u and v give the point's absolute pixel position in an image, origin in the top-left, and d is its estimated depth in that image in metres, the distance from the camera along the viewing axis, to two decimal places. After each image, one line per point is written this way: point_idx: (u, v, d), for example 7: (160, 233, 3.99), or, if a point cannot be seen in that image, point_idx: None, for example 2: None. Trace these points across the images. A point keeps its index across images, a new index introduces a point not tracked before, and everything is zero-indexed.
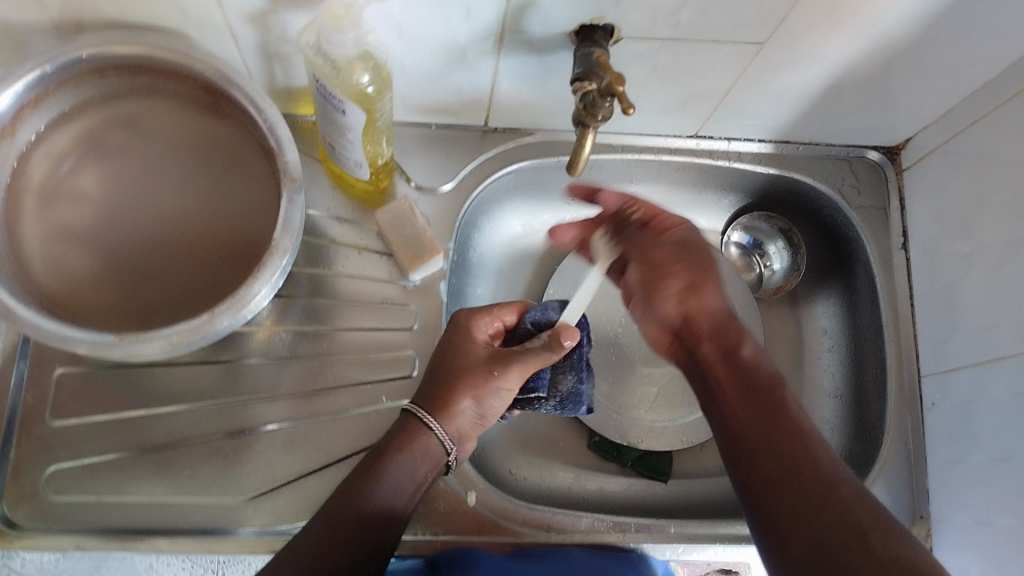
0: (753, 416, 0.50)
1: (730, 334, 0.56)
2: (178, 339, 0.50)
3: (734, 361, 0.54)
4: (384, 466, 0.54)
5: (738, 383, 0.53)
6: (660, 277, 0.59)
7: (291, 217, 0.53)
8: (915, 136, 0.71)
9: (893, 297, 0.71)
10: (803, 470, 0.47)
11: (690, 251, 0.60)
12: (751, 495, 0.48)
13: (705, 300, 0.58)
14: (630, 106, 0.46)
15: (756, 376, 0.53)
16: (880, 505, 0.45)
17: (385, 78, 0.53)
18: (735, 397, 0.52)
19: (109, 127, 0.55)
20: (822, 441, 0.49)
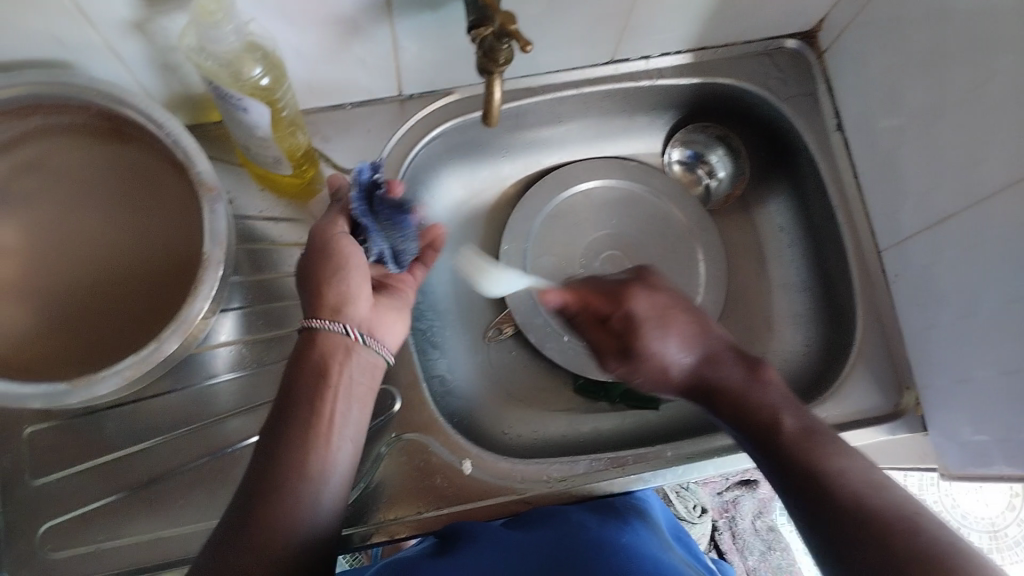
0: (781, 466, 0.49)
1: (723, 392, 0.55)
2: (131, 373, 0.49)
3: (743, 419, 0.53)
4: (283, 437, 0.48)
5: (753, 430, 0.52)
6: (640, 369, 0.57)
7: (217, 227, 0.52)
8: (828, 15, 0.70)
9: (839, 180, 0.71)
10: (821, 498, 0.46)
11: (630, 323, 0.57)
12: (812, 543, 0.46)
13: (669, 374, 0.57)
14: (528, 42, 0.46)
15: (756, 419, 0.53)
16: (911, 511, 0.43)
17: (277, 65, 0.52)
18: (756, 449, 0.52)
19: (14, 177, 0.53)
20: (839, 471, 0.47)
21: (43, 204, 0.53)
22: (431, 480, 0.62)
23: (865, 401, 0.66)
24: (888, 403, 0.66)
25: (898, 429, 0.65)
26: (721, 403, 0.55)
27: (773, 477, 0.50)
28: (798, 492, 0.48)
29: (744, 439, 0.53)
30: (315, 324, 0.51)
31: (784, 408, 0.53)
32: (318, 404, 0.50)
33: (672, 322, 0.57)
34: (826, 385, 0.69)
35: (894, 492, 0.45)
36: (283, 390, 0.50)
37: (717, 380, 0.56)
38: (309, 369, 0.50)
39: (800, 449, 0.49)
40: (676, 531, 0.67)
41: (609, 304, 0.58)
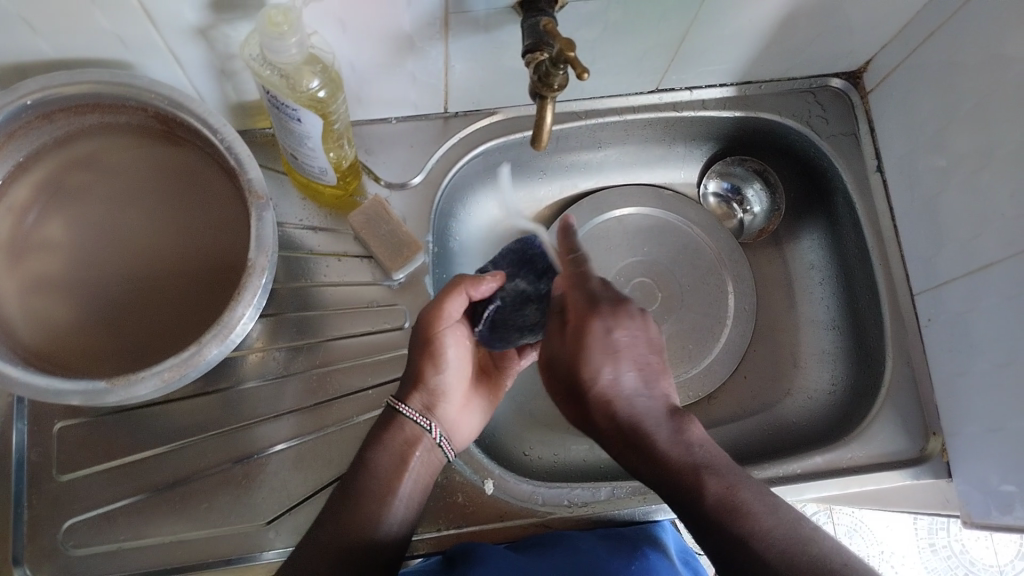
0: (687, 515, 0.48)
1: (641, 442, 0.50)
2: (170, 375, 0.49)
3: (657, 468, 0.49)
4: (355, 493, 0.51)
5: (662, 479, 0.49)
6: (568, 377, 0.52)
7: (263, 234, 0.52)
8: (875, 56, 0.70)
9: (876, 221, 0.71)
10: (748, 561, 0.45)
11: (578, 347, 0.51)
12: None
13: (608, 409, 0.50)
14: (584, 70, 0.45)
15: (675, 478, 0.48)
16: None
17: (335, 79, 0.53)
18: (669, 502, 0.49)
19: (66, 171, 0.54)
20: (770, 538, 0.45)
21: (93, 199, 0.54)
22: (451, 498, 0.61)
23: (890, 445, 0.66)
24: (914, 448, 0.66)
25: (922, 474, 0.65)
26: (640, 456, 0.50)
27: (695, 532, 0.48)
28: (725, 561, 0.46)
29: (665, 493, 0.49)
30: (403, 409, 0.55)
31: (706, 468, 0.49)
32: (397, 477, 0.53)
33: (623, 350, 0.51)
34: (852, 425, 0.68)
35: (831, 569, 0.43)
36: (360, 454, 0.54)
37: (645, 431, 0.50)
38: (389, 445, 0.54)
39: (723, 514, 0.46)
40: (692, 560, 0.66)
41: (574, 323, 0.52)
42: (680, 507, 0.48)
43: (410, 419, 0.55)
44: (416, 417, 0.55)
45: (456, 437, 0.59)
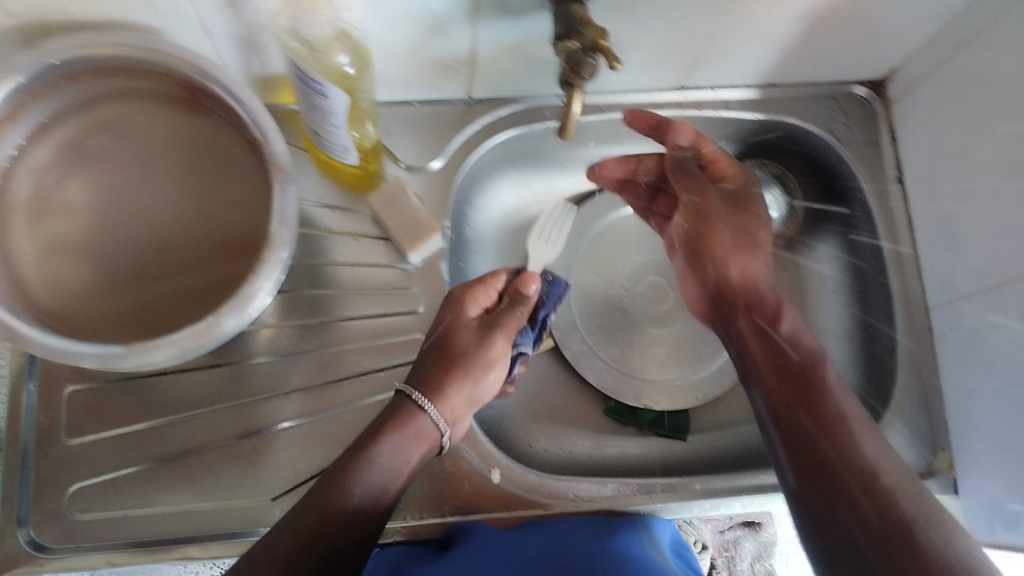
0: (782, 380, 0.59)
1: (766, 306, 0.67)
2: (186, 344, 0.49)
3: (766, 336, 0.64)
4: (351, 478, 0.52)
5: (775, 370, 0.61)
6: (706, 240, 0.70)
7: (285, 210, 0.52)
8: (901, 65, 0.70)
9: (893, 231, 0.71)
10: (843, 447, 0.54)
11: (733, 238, 0.70)
12: (835, 501, 0.51)
13: (727, 261, 0.69)
14: (617, 62, 0.47)
15: (786, 362, 0.61)
16: (929, 509, 0.51)
17: (363, 57, 0.54)
18: (770, 374, 0.60)
19: (87, 135, 0.54)
20: (860, 427, 0.56)
21: (114, 164, 0.54)
22: (457, 485, 0.61)
23: (896, 456, 0.66)
24: (921, 462, 0.66)
25: (927, 488, 0.65)
26: (761, 308, 0.66)
27: (799, 450, 0.55)
28: (861, 482, 0.52)
29: (779, 412, 0.58)
30: (424, 405, 0.56)
31: (814, 362, 0.61)
32: (388, 474, 0.54)
33: (760, 240, 0.70)
34: None
35: (921, 500, 0.51)
36: (359, 441, 0.55)
37: (759, 299, 0.67)
38: (393, 437, 0.55)
39: (830, 399, 0.58)
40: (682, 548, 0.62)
41: (721, 211, 0.70)
42: (796, 376, 0.59)
43: (432, 419, 0.56)
44: (425, 417, 0.56)
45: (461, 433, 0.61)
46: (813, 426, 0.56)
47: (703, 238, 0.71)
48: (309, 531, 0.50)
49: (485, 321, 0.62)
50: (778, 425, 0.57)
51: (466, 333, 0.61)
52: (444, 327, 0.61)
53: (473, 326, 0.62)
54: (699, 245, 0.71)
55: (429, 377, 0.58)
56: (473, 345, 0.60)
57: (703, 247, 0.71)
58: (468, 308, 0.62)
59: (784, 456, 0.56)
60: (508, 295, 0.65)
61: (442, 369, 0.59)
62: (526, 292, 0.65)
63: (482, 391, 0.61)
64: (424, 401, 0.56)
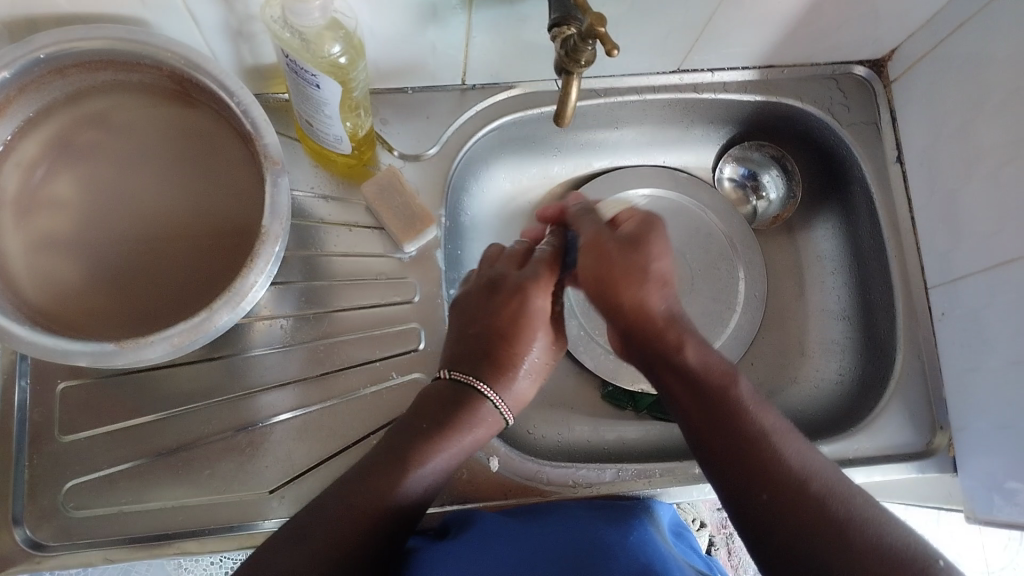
0: (698, 402, 0.52)
1: (674, 336, 0.54)
2: (179, 340, 0.48)
3: (678, 369, 0.54)
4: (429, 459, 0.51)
5: (692, 392, 0.53)
6: (615, 281, 0.55)
7: (277, 201, 0.51)
8: (901, 45, 0.69)
9: (893, 212, 0.70)
10: (775, 464, 0.48)
11: (620, 274, 0.55)
12: (736, 510, 0.49)
13: (628, 298, 0.55)
14: (615, 47, 0.44)
15: (708, 382, 0.53)
16: (869, 525, 0.45)
17: (357, 46, 0.52)
18: (687, 395, 0.53)
19: (76, 128, 0.53)
20: (786, 441, 0.50)
21: (103, 157, 0.53)
22: (454, 473, 0.61)
23: (896, 437, 0.65)
24: (920, 442, 0.65)
25: (927, 468, 0.65)
26: (674, 368, 0.54)
27: (735, 464, 0.49)
28: (749, 494, 0.48)
29: (703, 440, 0.51)
30: (492, 402, 0.54)
31: (728, 382, 0.53)
32: (450, 463, 0.53)
33: (656, 272, 0.55)
34: (859, 418, 0.68)
35: (858, 505, 0.46)
36: (438, 415, 0.52)
37: (673, 341, 0.54)
38: (474, 425, 0.53)
39: (747, 416, 0.51)
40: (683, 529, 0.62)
41: (614, 257, 0.55)
42: (704, 401, 0.52)
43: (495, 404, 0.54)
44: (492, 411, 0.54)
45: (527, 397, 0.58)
46: (728, 449, 0.50)
47: (608, 284, 0.55)
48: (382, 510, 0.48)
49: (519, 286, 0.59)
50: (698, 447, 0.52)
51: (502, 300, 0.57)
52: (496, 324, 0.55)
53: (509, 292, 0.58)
54: (602, 293, 0.56)
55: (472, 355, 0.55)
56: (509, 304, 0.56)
57: (609, 280, 0.55)
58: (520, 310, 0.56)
59: (715, 480, 0.50)
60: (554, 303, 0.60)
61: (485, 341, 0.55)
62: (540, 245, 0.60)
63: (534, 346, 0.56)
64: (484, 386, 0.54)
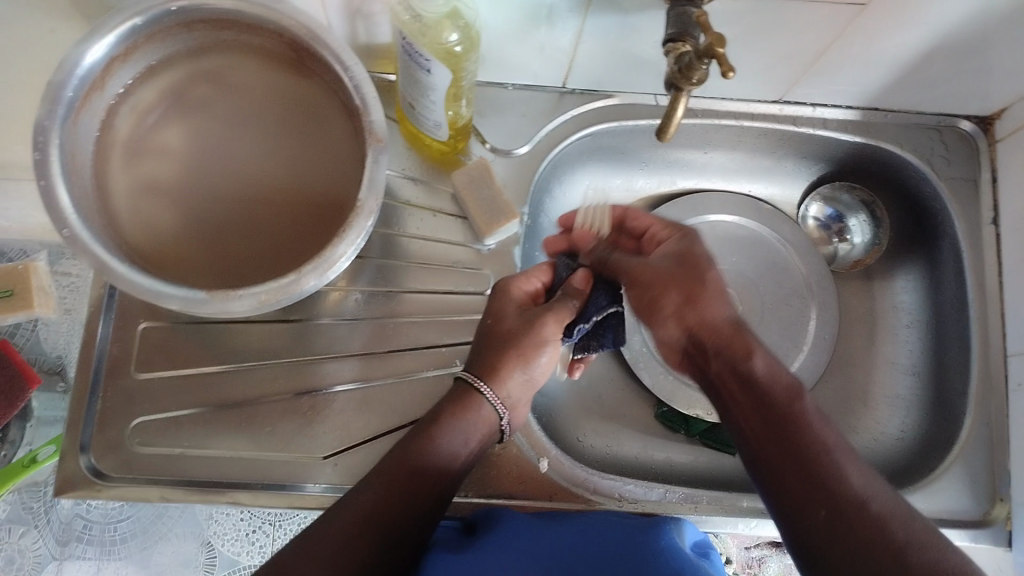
0: (758, 413, 0.51)
1: (738, 346, 0.53)
2: (266, 298, 0.50)
3: (744, 380, 0.52)
4: (438, 427, 0.53)
5: (753, 403, 0.51)
6: (656, 297, 0.55)
7: (376, 177, 0.52)
8: (1011, 106, 0.68)
9: (981, 274, 0.69)
10: (833, 482, 0.47)
11: (685, 295, 0.54)
12: (788, 523, 0.48)
13: (679, 319, 0.55)
14: (731, 69, 0.44)
15: (771, 395, 0.51)
16: (933, 551, 0.44)
17: (473, 38, 0.53)
18: (743, 395, 0.52)
19: (192, 83, 0.55)
20: (849, 456, 0.48)
21: (213, 113, 0.55)
22: (503, 468, 0.62)
23: (953, 502, 0.64)
24: (977, 510, 0.64)
25: (981, 538, 0.63)
26: (734, 379, 0.52)
27: (789, 477, 0.48)
28: (805, 513, 0.47)
29: (758, 451, 0.50)
30: (483, 390, 0.55)
31: (794, 388, 0.51)
32: (468, 437, 0.55)
33: (715, 287, 0.54)
34: (916, 478, 0.67)
35: (915, 530, 0.45)
36: (436, 407, 0.55)
37: (732, 347, 0.53)
38: (467, 412, 0.55)
39: (811, 429, 0.49)
40: (709, 548, 0.59)
41: (664, 277, 0.55)
42: (766, 407, 0.51)
43: (489, 404, 0.56)
44: (482, 400, 0.55)
45: (518, 420, 0.60)
46: (785, 466, 0.49)
47: (648, 301, 0.56)
48: (404, 476, 0.51)
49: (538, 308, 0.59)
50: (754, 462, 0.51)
51: (516, 317, 0.58)
52: (495, 310, 0.59)
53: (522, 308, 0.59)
54: (649, 307, 0.56)
55: (482, 358, 0.56)
56: (523, 327, 0.57)
57: (649, 302, 0.56)
58: (516, 295, 0.60)
59: (770, 499, 0.50)
60: (564, 288, 0.60)
61: (494, 355, 0.56)
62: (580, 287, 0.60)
63: (538, 371, 0.58)
64: (482, 385, 0.55)
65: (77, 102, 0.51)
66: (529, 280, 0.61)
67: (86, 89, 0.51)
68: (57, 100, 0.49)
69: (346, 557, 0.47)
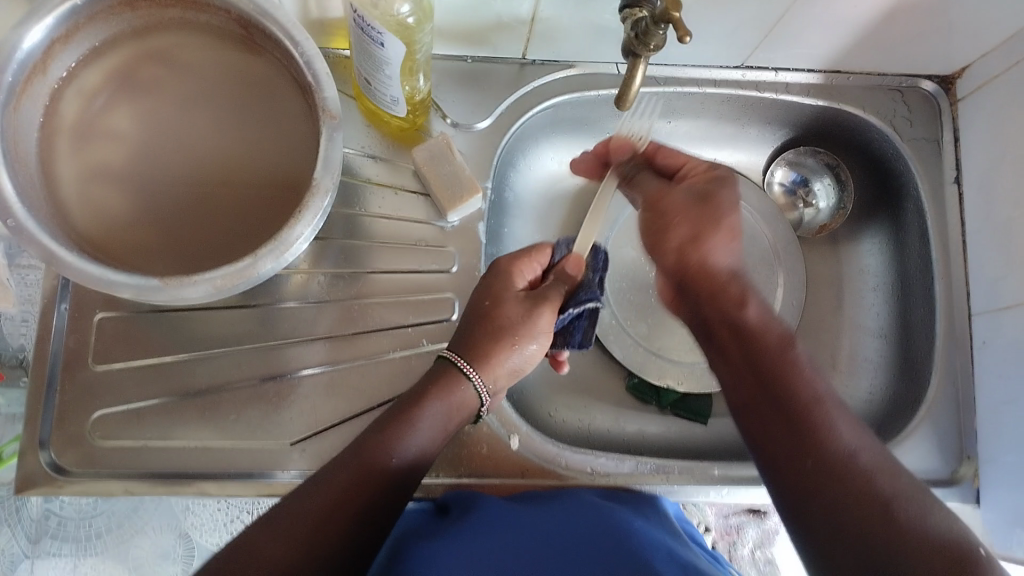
0: (748, 357, 0.52)
1: (735, 292, 0.54)
2: (222, 283, 0.49)
3: (740, 324, 0.53)
4: (415, 413, 0.52)
5: (745, 350, 0.52)
6: (665, 225, 0.58)
7: (331, 155, 0.51)
8: (972, 64, 0.68)
9: (944, 234, 0.69)
10: (813, 426, 0.47)
11: (693, 231, 0.56)
12: (774, 470, 0.48)
13: (688, 251, 0.56)
14: (687, 33, 0.44)
15: (765, 339, 0.52)
16: (911, 492, 0.44)
17: (425, 9, 0.52)
18: (736, 345, 0.53)
19: (140, 63, 0.54)
20: (837, 406, 0.48)
21: (163, 95, 0.54)
22: (474, 448, 0.61)
23: (922, 462, 0.65)
24: (946, 469, 0.65)
25: (950, 496, 0.64)
26: (728, 322, 0.54)
27: (775, 416, 0.49)
28: (792, 458, 0.47)
29: (748, 403, 0.51)
30: (470, 374, 0.55)
31: (787, 342, 0.52)
32: (435, 432, 0.53)
33: (729, 226, 0.56)
34: (885, 438, 0.67)
35: (898, 482, 0.44)
36: (412, 392, 0.54)
37: (732, 291, 0.55)
38: (445, 398, 0.54)
39: (801, 377, 0.50)
40: (686, 524, 0.62)
41: (683, 208, 0.57)
42: (756, 357, 0.51)
43: (474, 388, 0.55)
44: (469, 384, 0.55)
45: (496, 402, 0.60)
46: (776, 409, 0.49)
47: (661, 231, 0.58)
48: (365, 473, 0.49)
49: (532, 293, 0.60)
50: (742, 411, 0.51)
51: (512, 307, 0.58)
52: (494, 294, 0.58)
53: (519, 295, 0.59)
54: (660, 237, 0.59)
55: (475, 343, 0.56)
56: (513, 312, 0.57)
57: (660, 235, 0.59)
58: (515, 280, 0.60)
59: (760, 453, 0.49)
60: (556, 271, 0.62)
61: (491, 337, 0.56)
62: (573, 274, 0.62)
63: (523, 360, 0.58)
64: (466, 365, 0.55)
65: (18, 87, 0.49)
66: (530, 261, 0.61)
67: (27, 73, 0.49)
68: None
69: (319, 539, 0.46)
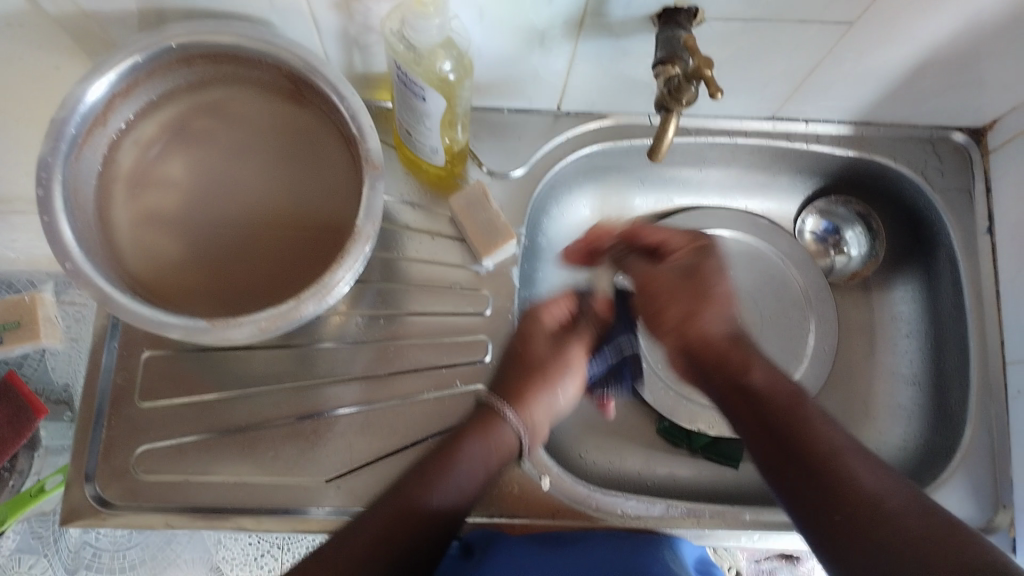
0: (764, 428, 0.52)
1: (737, 359, 0.55)
2: (266, 325, 0.51)
3: (748, 392, 0.53)
4: (454, 455, 0.57)
5: (759, 418, 0.52)
6: (659, 308, 0.58)
7: (373, 204, 0.53)
8: (1003, 116, 0.68)
9: (978, 283, 0.69)
10: (839, 481, 0.48)
11: (687, 310, 0.56)
12: (809, 532, 0.48)
13: (687, 326, 0.56)
14: (718, 90, 0.45)
15: (775, 403, 0.52)
16: (947, 524, 0.45)
17: (464, 66, 0.55)
18: (750, 414, 0.53)
19: (193, 115, 0.56)
20: (857, 457, 0.49)
21: (214, 145, 0.56)
22: (504, 487, 0.62)
23: (956, 510, 0.64)
24: (981, 518, 0.64)
25: None
26: (737, 391, 0.54)
27: (800, 480, 0.49)
28: (822, 518, 0.47)
29: (772, 468, 0.51)
30: (505, 412, 0.60)
31: (797, 399, 0.53)
32: (472, 477, 0.57)
33: (717, 297, 0.57)
34: (918, 485, 0.66)
35: (931, 518, 0.45)
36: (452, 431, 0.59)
37: (738, 358, 0.55)
38: (481, 441, 0.58)
39: (817, 433, 0.50)
40: (712, 568, 0.61)
41: (672, 286, 0.58)
42: (770, 421, 0.52)
43: (509, 425, 0.60)
44: (504, 422, 0.59)
45: (540, 442, 0.64)
46: (798, 472, 0.49)
47: (656, 311, 0.59)
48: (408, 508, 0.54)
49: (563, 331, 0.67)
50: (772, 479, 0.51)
51: (543, 344, 0.64)
52: (524, 336, 0.64)
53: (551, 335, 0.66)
54: (656, 315, 0.59)
55: (505, 382, 0.62)
56: (544, 353, 0.64)
57: (654, 314, 0.59)
58: (544, 322, 0.65)
59: (792, 514, 0.50)
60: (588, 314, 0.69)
61: (521, 373, 0.62)
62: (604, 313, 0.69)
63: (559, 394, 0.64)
64: (502, 407, 0.60)
65: (80, 139, 0.52)
66: (557, 306, 0.66)
67: (88, 126, 0.52)
68: (60, 136, 0.51)
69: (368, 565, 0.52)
